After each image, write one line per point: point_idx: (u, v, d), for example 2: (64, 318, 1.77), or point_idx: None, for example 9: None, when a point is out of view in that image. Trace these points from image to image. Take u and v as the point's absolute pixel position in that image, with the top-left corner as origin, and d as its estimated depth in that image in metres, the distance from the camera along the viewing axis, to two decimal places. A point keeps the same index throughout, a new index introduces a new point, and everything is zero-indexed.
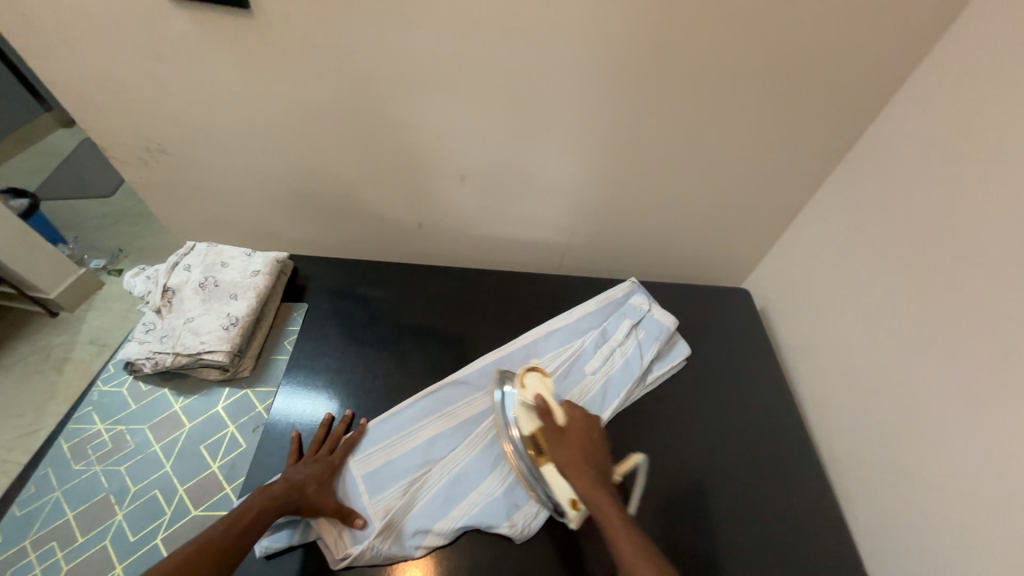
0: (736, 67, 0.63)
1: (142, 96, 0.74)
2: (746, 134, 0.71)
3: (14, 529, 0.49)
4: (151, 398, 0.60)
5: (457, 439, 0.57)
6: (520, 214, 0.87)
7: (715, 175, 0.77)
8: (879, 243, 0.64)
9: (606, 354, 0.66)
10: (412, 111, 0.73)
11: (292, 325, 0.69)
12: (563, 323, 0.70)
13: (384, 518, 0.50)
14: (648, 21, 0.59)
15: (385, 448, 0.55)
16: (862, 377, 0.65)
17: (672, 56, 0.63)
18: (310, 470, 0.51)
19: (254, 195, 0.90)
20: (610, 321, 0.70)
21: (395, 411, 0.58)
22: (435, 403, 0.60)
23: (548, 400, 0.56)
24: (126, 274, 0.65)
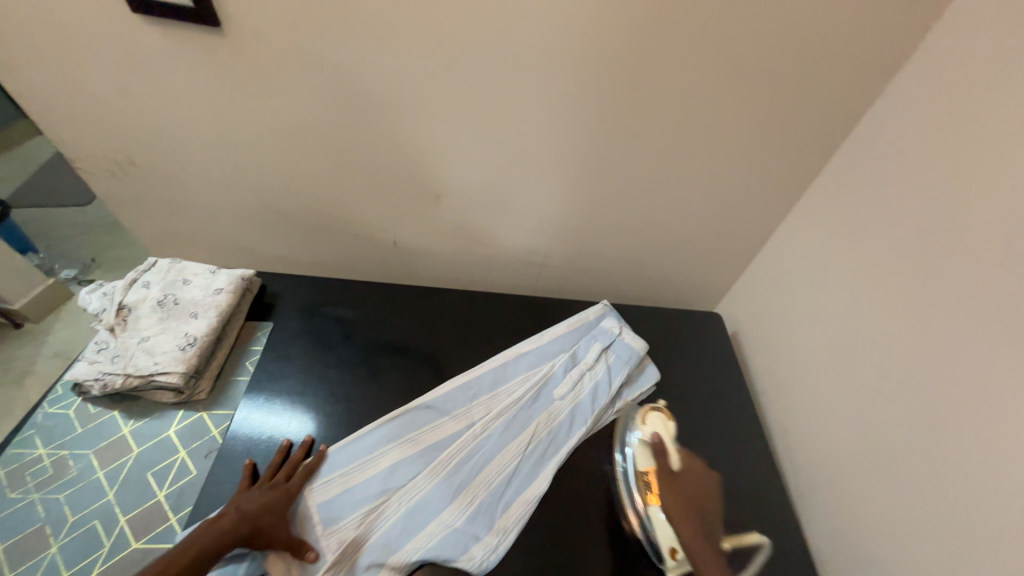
0: (703, 96, 0.65)
1: (110, 109, 0.73)
2: (715, 161, 0.73)
3: None
4: (99, 421, 0.57)
5: (418, 467, 0.55)
6: (496, 234, 0.87)
7: (686, 201, 0.78)
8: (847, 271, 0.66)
9: (575, 379, 0.65)
10: (387, 130, 0.73)
11: (255, 345, 0.68)
12: (534, 346, 0.69)
13: (337, 550, 0.48)
14: (618, 50, 0.61)
15: (345, 475, 0.54)
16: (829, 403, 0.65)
17: (642, 85, 0.64)
18: (264, 498, 0.49)
19: (226, 210, 0.89)
20: (581, 344, 0.69)
21: (356, 436, 0.57)
22: (398, 429, 0.58)
23: (670, 446, 0.61)
24: (81, 291, 0.63)
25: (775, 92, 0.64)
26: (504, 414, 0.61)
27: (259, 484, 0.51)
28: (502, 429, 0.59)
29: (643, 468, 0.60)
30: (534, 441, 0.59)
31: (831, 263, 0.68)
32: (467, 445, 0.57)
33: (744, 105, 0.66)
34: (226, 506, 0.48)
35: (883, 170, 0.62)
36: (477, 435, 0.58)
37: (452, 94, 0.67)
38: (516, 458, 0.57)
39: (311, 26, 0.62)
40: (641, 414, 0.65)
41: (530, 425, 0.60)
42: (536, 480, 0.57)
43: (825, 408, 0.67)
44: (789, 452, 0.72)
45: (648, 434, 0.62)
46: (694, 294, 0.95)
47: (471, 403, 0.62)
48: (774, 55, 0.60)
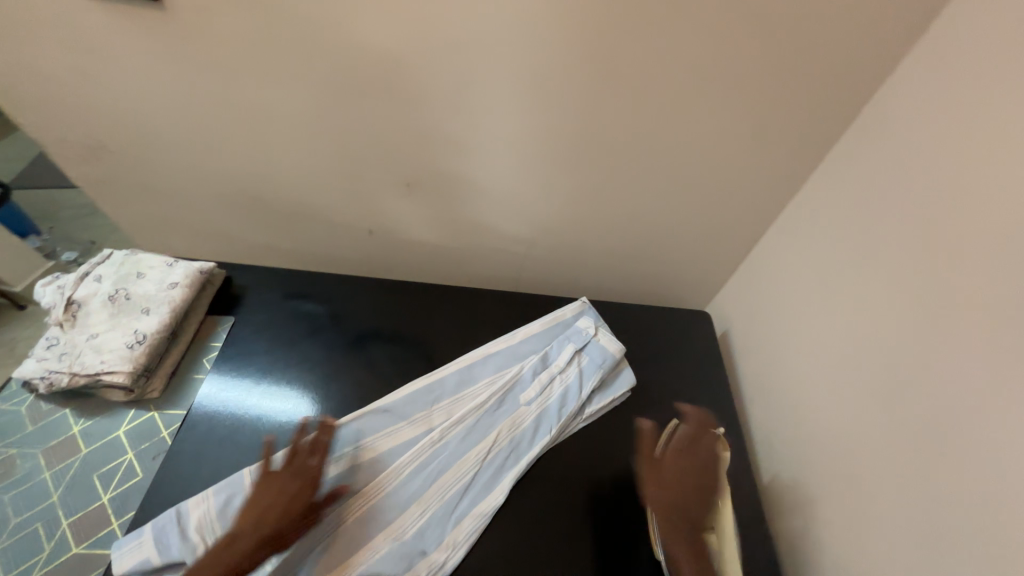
0: (688, 75, 0.58)
1: (60, 93, 0.69)
2: (705, 149, 0.66)
3: None
4: (49, 420, 0.56)
5: (371, 474, 0.53)
6: (473, 225, 0.81)
7: (674, 193, 0.72)
8: (841, 274, 0.59)
9: (544, 383, 0.62)
10: (347, 114, 0.67)
11: (214, 341, 0.66)
12: (503, 346, 0.66)
13: (277, 562, 0.46)
14: (590, 24, 0.54)
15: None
16: (820, 419, 0.60)
17: (619, 63, 0.57)
18: (287, 495, 0.48)
19: (193, 200, 0.85)
20: (554, 345, 0.66)
21: (306, 442, 0.54)
22: (353, 433, 0.56)
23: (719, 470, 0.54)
24: (35, 284, 0.62)
25: (772, 70, 0.56)
26: (465, 418, 0.58)
27: (280, 474, 0.49)
28: (462, 437, 0.57)
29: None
30: (494, 449, 0.56)
31: (826, 266, 0.62)
32: (423, 453, 0.55)
33: (737, 85, 0.58)
34: (245, 521, 0.45)
35: (889, 163, 0.54)
36: (435, 442, 0.56)
37: (409, 75, 0.61)
38: (473, 468, 0.55)
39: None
40: (695, 434, 0.58)
41: (491, 432, 0.57)
42: (492, 492, 0.54)
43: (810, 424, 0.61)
44: (772, 466, 0.68)
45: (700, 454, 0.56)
46: (687, 292, 0.89)
47: (432, 407, 0.59)
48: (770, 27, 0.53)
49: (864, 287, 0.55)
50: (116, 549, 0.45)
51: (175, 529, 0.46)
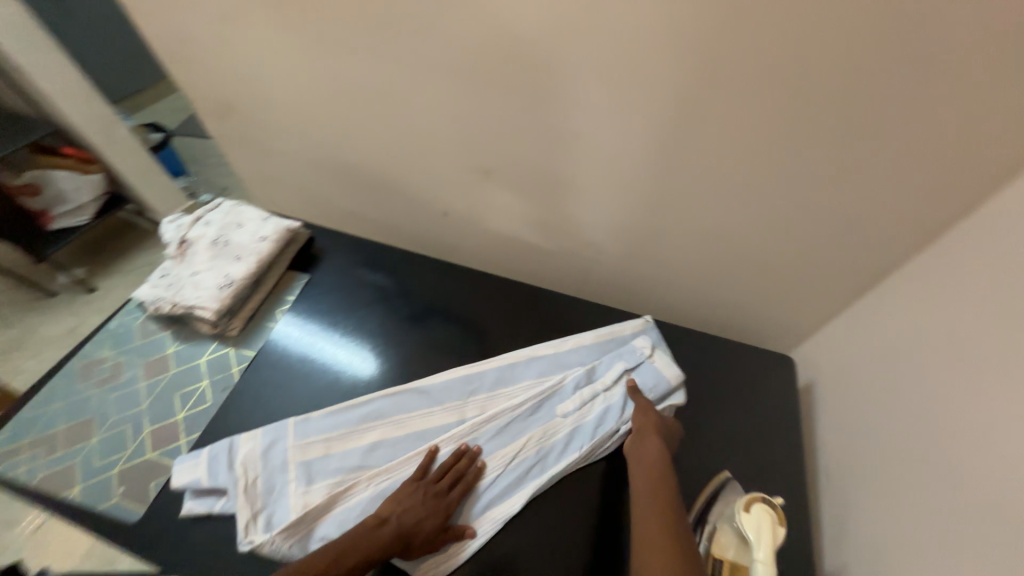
0: (818, 86, 0.48)
1: (203, 55, 0.79)
2: (825, 174, 0.54)
3: (21, 428, 0.57)
4: (153, 338, 0.65)
5: (401, 452, 0.55)
6: (544, 221, 0.77)
7: (772, 220, 0.62)
8: (978, 358, 0.45)
9: (585, 399, 0.58)
10: (430, 96, 0.66)
11: (289, 295, 0.72)
12: (551, 352, 0.63)
13: (299, 513, 0.49)
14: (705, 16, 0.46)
15: (327, 440, 0.55)
16: (903, 528, 0.48)
17: (733, 65, 0.49)
18: (425, 508, 0.49)
19: (295, 162, 0.93)
20: (604, 361, 0.62)
21: (347, 405, 0.57)
22: (390, 407, 0.58)
23: (767, 551, 0.45)
24: (162, 219, 0.72)
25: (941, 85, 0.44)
26: (496, 417, 0.57)
27: (424, 486, 0.51)
28: (491, 435, 0.56)
29: (716, 553, 0.49)
30: (519, 456, 0.55)
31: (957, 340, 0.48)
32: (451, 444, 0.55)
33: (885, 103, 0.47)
34: (390, 509, 0.49)
35: None
36: (464, 435, 0.56)
37: (498, 63, 0.58)
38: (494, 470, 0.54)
39: None
40: (744, 497, 0.49)
41: (521, 438, 0.56)
42: (509, 500, 0.53)
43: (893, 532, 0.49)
44: (834, 561, 0.57)
45: (747, 524, 0.47)
46: (772, 332, 0.77)
47: (469, 398, 0.59)
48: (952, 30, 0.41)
49: (1001, 380, 0.43)
50: (177, 464, 0.52)
51: (224, 460, 0.52)
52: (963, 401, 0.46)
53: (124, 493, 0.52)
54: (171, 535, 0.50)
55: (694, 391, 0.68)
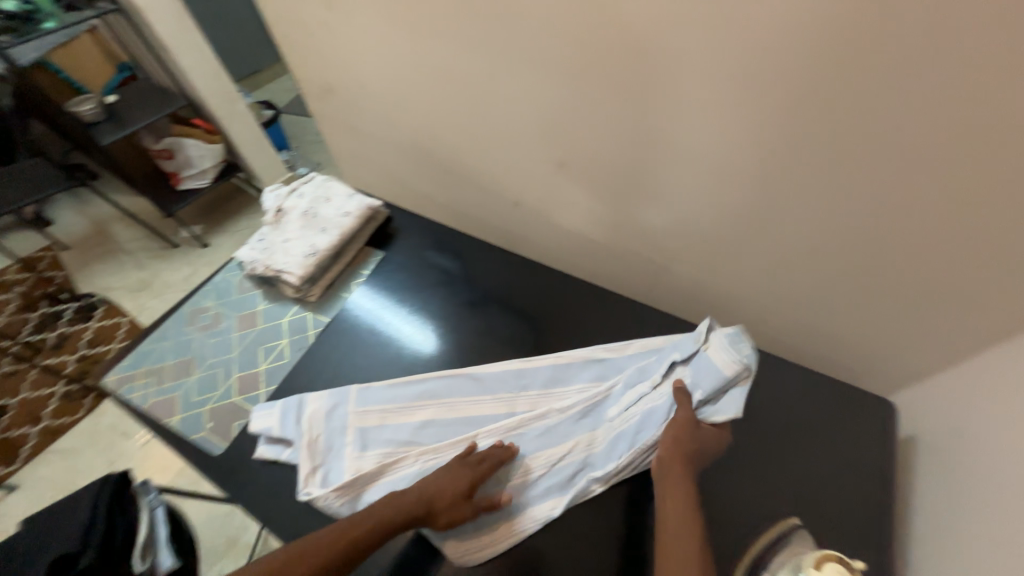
0: (981, 88, 0.38)
1: (314, 39, 0.84)
2: (965, 201, 0.45)
3: (139, 358, 0.67)
4: (247, 295, 0.72)
5: (449, 436, 0.56)
6: (616, 220, 0.73)
7: (884, 247, 0.53)
8: None
9: (633, 400, 0.56)
10: (514, 85, 0.65)
11: (364, 269, 0.76)
12: (603, 351, 0.61)
13: (351, 476, 0.52)
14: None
15: (382, 411, 0.57)
16: None
17: (867, 60, 0.41)
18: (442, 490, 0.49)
19: (383, 144, 0.97)
20: (657, 361, 0.58)
21: (405, 381, 0.60)
22: (443, 389, 0.59)
23: None
24: (265, 188, 0.79)
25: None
26: (542, 416, 0.56)
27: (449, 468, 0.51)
28: (538, 433, 0.55)
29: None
30: (564, 459, 0.54)
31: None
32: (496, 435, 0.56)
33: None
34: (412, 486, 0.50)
35: None
36: (510, 428, 0.56)
37: (586, 51, 0.55)
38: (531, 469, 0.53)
39: None
40: (814, 552, 0.42)
41: (565, 441, 0.54)
42: (550, 501, 0.52)
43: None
44: None
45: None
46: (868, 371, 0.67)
47: (521, 393, 0.59)
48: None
49: None
50: (255, 411, 0.58)
51: (293, 415, 0.56)
52: None
53: (210, 429, 0.59)
54: (243, 473, 0.55)
55: (764, 423, 0.62)
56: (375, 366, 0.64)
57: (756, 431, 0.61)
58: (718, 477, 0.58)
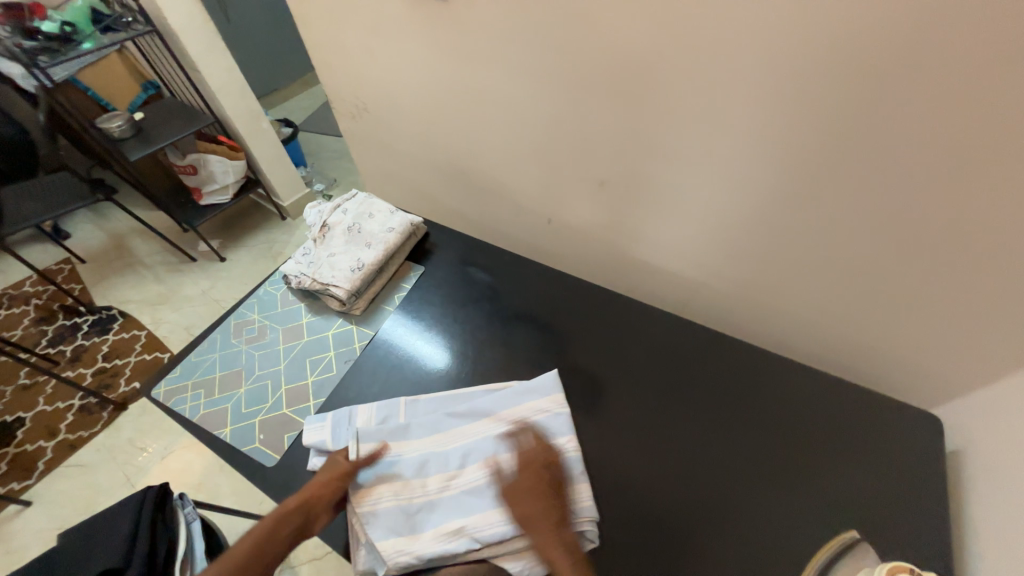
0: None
1: (356, 60, 0.87)
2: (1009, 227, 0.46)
3: (188, 370, 0.68)
4: (291, 308, 0.74)
5: (424, 472, 0.54)
6: (652, 237, 0.75)
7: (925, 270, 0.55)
8: None
9: (488, 414, 0.59)
10: (559, 109, 0.67)
11: (405, 282, 0.78)
12: (466, 397, 0.62)
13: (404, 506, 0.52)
14: (905, 30, 0.40)
15: (391, 438, 0.57)
16: None
17: (930, 85, 0.42)
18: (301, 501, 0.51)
19: (416, 161, 0.99)
20: (473, 400, 0.61)
21: (451, 396, 0.62)
22: (477, 411, 0.59)
23: None
24: (307, 205, 0.82)
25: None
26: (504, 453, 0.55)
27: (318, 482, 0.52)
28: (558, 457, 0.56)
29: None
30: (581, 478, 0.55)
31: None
32: (449, 474, 0.54)
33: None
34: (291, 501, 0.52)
35: None
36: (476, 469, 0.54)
37: (640, 77, 0.57)
38: (461, 503, 0.52)
39: None
40: (885, 564, 0.43)
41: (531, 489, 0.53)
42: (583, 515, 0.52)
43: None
44: None
45: None
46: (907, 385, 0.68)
47: (500, 429, 0.58)
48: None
49: None
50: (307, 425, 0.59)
51: (346, 426, 0.58)
52: None
53: (263, 440, 0.59)
54: (297, 485, 0.56)
55: (806, 436, 0.63)
56: (422, 378, 0.66)
57: (798, 444, 0.62)
58: (766, 494, 0.58)
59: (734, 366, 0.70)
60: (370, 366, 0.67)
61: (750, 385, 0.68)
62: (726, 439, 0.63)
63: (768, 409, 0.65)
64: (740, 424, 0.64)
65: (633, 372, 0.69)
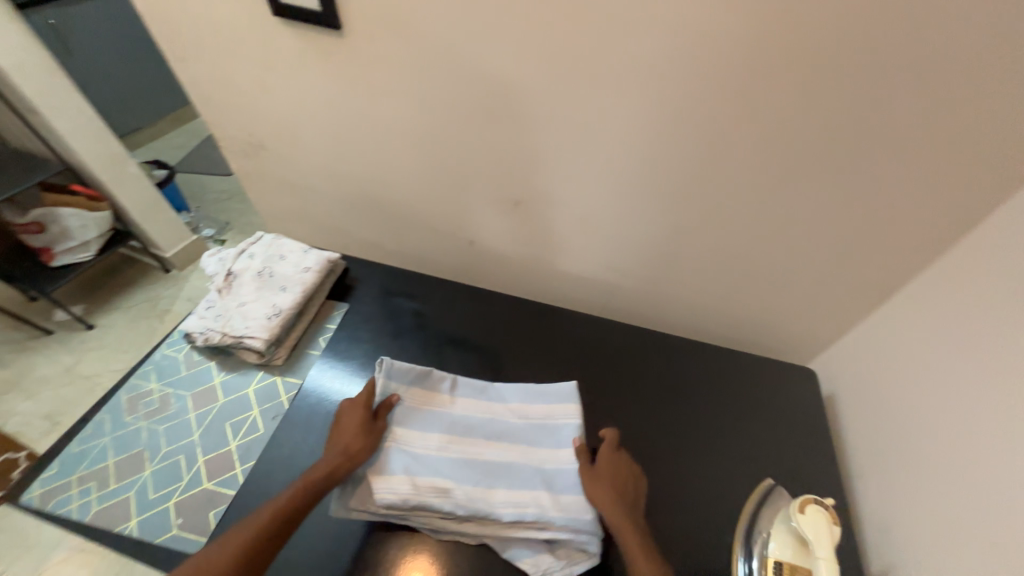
0: (850, 123, 0.52)
1: (244, 96, 0.81)
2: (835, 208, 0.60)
3: (69, 462, 0.58)
4: (198, 369, 0.67)
5: (429, 432, 0.57)
6: (570, 248, 0.81)
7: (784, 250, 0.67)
8: (990, 370, 0.50)
9: (509, 407, 0.62)
10: (468, 136, 0.70)
11: (329, 323, 0.74)
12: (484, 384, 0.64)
13: (410, 486, 0.52)
14: (745, 61, 0.50)
15: (413, 391, 0.61)
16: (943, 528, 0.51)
17: (771, 102, 0.53)
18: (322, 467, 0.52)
19: (322, 197, 0.95)
20: (496, 391, 0.63)
21: (470, 386, 0.64)
22: (495, 408, 0.62)
23: (821, 548, 0.48)
24: (205, 253, 0.75)
25: (968, 121, 0.49)
26: (508, 442, 0.58)
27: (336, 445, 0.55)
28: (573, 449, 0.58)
29: (773, 556, 0.52)
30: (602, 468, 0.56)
31: (983, 350, 0.51)
32: (452, 448, 0.56)
33: (911, 138, 0.51)
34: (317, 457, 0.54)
35: None
36: (483, 443, 0.57)
37: (541, 105, 0.62)
38: (459, 469, 0.54)
39: (409, 30, 0.61)
40: (796, 500, 0.52)
41: (524, 482, 0.54)
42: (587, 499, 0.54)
43: (939, 543, 0.51)
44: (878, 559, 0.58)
45: (800, 523, 0.50)
46: (793, 346, 0.82)
47: (517, 423, 0.60)
48: (981, 75, 0.46)
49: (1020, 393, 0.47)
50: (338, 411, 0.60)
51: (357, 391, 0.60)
52: (980, 412, 0.50)
53: (183, 525, 0.52)
54: None
55: (721, 404, 0.72)
56: None
57: (714, 412, 0.71)
58: (699, 461, 0.65)
59: (655, 354, 0.77)
60: (303, 415, 0.62)
61: (671, 369, 0.75)
62: (662, 421, 0.69)
63: (689, 387, 0.73)
64: (668, 403, 0.71)
65: (571, 374, 0.73)
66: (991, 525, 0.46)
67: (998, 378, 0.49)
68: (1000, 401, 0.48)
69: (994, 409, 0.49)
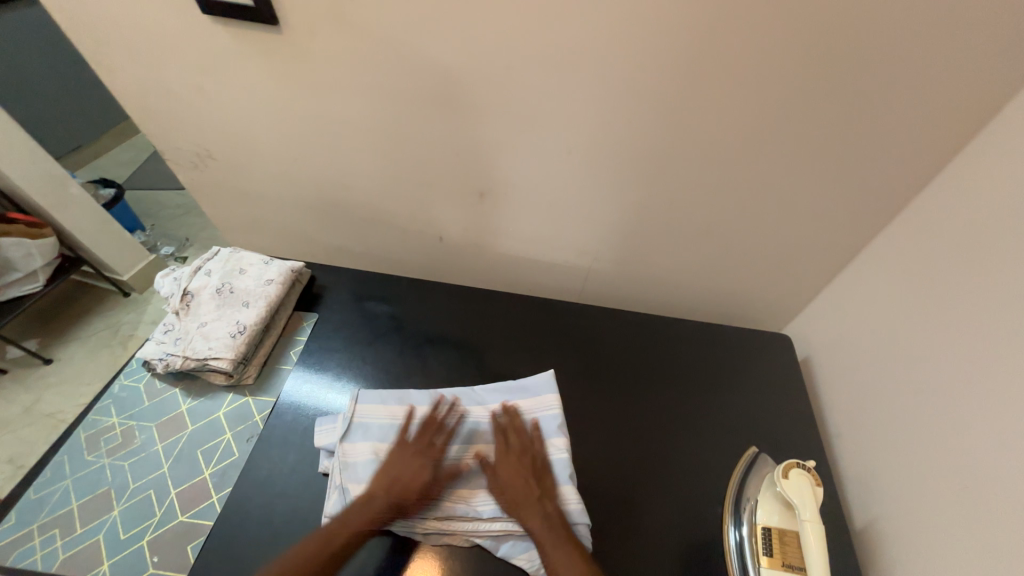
0: (807, 90, 0.52)
1: (185, 103, 0.76)
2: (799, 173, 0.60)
3: (27, 511, 0.54)
4: (162, 397, 0.63)
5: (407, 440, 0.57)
6: (542, 236, 0.80)
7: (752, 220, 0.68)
8: (956, 319, 0.52)
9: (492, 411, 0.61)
10: (428, 128, 0.67)
11: (300, 335, 0.72)
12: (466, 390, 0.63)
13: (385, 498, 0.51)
14: (702, 30, 0.49)
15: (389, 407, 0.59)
16: (925, 476, 0.53)
17: (730, 71, 0.52)
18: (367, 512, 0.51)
19: (281, 203, 0.91)
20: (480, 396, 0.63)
21: (451, 394, 0.62)
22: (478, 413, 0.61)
23: (811, 509, 0.51)
24: (157, 274, 0.70)
25: (916, 80, 0.50)
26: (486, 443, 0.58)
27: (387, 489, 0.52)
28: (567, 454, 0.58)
29: (762, 523, 0.55)
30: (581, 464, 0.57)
31: (947, 301, 0.53)
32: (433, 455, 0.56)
33: (865, 100, 0.52)
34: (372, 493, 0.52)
35: (1005, 195, 0.48)
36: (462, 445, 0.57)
37: (500, 91, 0.60)
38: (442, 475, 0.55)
39: (353, 21, 0.57)
40: (781, 466, 0.55)
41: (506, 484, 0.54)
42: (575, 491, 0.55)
43: (918, 488, 0.53)
44: (863, 511, 0.61)
45: (787, 488, 0.53)
46: (766, 313, 0.84)
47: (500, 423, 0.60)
48: (930, 31, 0.46)
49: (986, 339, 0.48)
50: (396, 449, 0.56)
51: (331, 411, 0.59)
52: (951, 361, 0.52)
53: (158, 563, 0.50)
54: None
55: (702, 376, 0.73)
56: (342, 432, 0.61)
57: (694, 385, 0.72)
58: (685, 435, 0.66)
59: (634, 334, 0.77)
60: (280, 433, 0.60)
61: (650, 348, 0.76)
62: (646, 399, 0.69)
63: (670, 364, 0.74)
64: (651, 381, 0.71)
65: (553, 362, 0.72)
66: (966, 467, 0.48)
67: (965, 327, 0.50)
68: (969, 348, 0.50)
69: (963, 357, 0.51)
